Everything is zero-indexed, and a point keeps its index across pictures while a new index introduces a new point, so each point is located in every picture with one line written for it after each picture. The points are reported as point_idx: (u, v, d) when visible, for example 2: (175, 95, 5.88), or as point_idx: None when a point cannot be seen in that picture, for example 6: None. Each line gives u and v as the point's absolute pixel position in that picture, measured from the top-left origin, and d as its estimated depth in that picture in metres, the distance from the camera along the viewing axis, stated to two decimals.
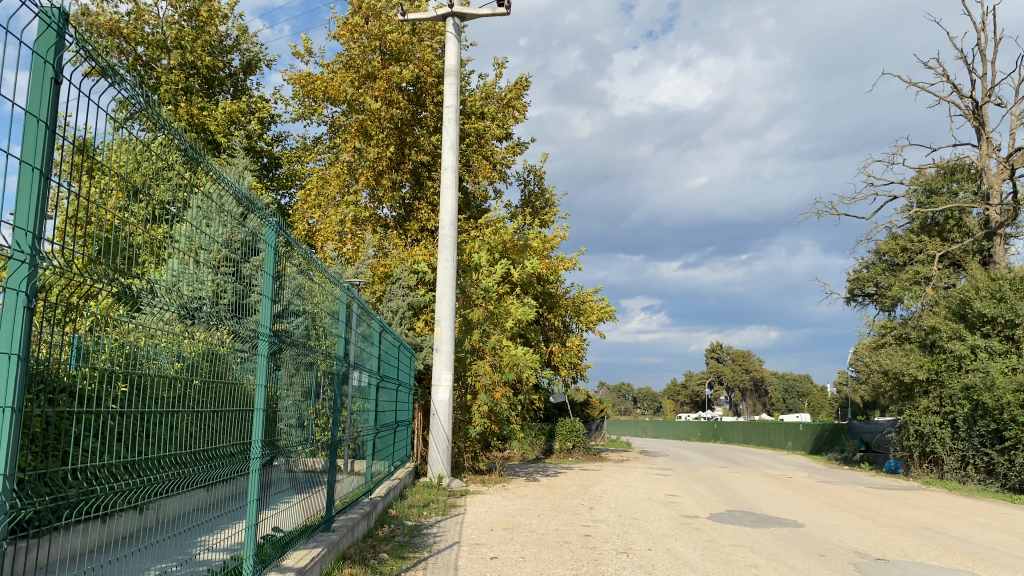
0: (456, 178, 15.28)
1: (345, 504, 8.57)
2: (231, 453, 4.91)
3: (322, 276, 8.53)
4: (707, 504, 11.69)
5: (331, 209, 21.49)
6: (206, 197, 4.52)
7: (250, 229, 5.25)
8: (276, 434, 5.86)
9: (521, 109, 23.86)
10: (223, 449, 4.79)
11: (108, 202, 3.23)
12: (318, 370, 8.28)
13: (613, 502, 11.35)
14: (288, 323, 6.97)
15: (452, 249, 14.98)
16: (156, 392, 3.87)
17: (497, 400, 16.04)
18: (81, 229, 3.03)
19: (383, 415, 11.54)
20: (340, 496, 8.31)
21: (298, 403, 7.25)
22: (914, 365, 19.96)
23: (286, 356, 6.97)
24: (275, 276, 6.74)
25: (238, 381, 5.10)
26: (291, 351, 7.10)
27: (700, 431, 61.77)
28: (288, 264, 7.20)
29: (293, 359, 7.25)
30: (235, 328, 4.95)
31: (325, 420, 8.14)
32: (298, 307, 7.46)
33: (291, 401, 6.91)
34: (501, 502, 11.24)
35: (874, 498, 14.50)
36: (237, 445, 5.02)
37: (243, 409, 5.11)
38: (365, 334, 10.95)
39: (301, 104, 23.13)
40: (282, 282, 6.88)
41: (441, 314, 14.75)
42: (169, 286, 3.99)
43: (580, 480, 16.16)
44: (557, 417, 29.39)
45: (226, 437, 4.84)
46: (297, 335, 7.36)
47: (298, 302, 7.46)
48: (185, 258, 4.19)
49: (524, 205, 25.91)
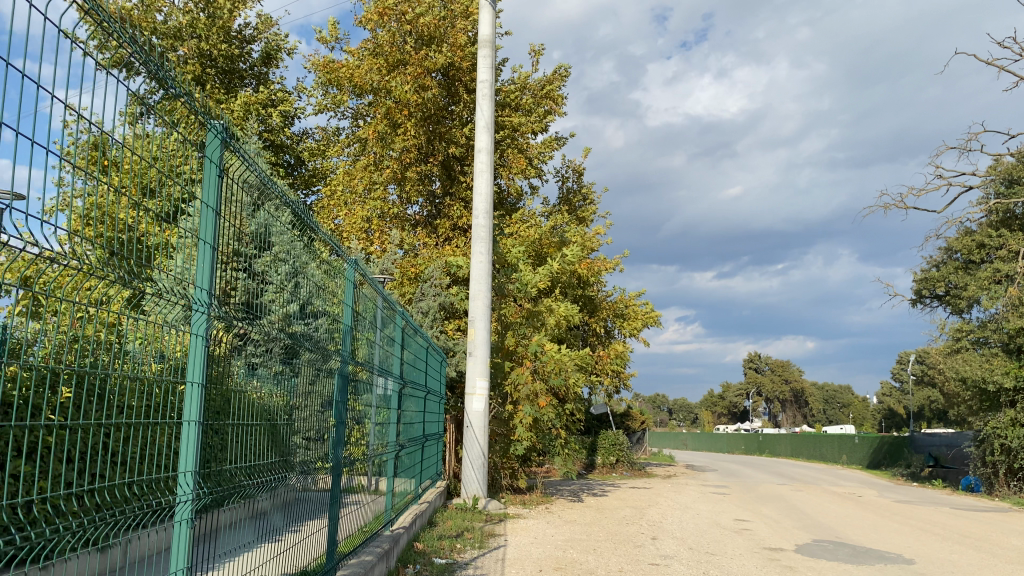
0: (492, 161, 13.74)
1: (359, 541, 7.06)
2: (237, 477, 3.66)
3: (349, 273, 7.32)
4: (787, 532, 10.06)
5: (356, 205, 20.19)
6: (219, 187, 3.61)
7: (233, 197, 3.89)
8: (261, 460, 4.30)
9: (559, 100, 22.37)
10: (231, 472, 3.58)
11: (124, 197, 2.59)
12: (342, 379, 6.94)
13: (679, 532, 9.72)
14: (304, 323, 5.63)
15: (487, 241, 13.39)
16: (162, 403, 2.88)
17: (541, 409, 14.51)
18: (87, 222, 2.42)
19: (410, 428, 10.06)
20: (349, 533, 6.75)
21: (313, 414, 5.92)
22: (999, 371, 18.08)
23: (300, 359, 5.60)
24: (296, 267, 5.40)
25: (240, 389, 3.82)
26: (306, 353, 5.75)
27: (744, 444, 59.54)
28: (309, 250, 5.90)
29: (313, 364, 5.97)
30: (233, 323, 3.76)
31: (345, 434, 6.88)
32: (322, 303, 6.19)
33: (300, 414, 5.50)
34: (547, 529, 9.68)
35: (973, 523, 12.73)
36: (248, 466, 3.84)
37: (246, 422, 3.81)
38: (393, 337, 9.55)
39: (325, 94, 21.92)
40: (300, 274, 5.52)
41: (475, 313, 13.19)
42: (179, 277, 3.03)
43: (631, 500, 14.52)
44: (599, 429, 27.72)
45: (235, 463, 3.63)
46: (317, 338, 6.05)
47: (323, 299, 6.21)
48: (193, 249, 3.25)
49: (562, 202, 24.42)
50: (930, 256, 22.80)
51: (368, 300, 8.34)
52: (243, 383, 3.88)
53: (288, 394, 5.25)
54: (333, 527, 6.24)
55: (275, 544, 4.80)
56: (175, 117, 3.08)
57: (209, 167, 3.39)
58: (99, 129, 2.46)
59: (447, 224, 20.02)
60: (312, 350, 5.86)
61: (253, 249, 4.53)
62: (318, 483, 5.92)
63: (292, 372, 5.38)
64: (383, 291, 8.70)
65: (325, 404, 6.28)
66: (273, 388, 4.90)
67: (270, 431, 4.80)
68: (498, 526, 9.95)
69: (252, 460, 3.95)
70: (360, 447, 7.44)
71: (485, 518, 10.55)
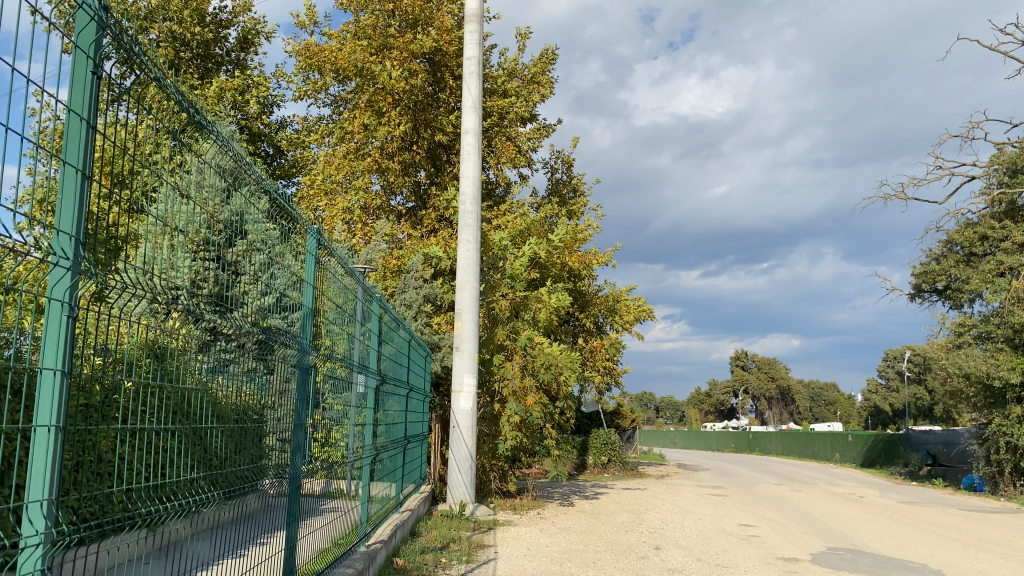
0: (479, 144, 12.90)
1: (331, 559, 6.31)
2: (179, 491, 3.07)
3: (328, 262, 6.69)
4: (799, 540, 9.38)
5: (338, 195, 19.34)
6: (180, 165, 3.24)
7: (183, 185, 3.26)
8: (218, 467, 3.65)
9: (548, 86, 21.61)
10: (179, 480, 3.08)
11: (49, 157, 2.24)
12: (317, 376, 6.28)
13: (683, 540, 8.98)
14: (279, 317, 4.99)
15: (474, 228, 12.56)
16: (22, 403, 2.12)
17: (529, 408, 13.74)
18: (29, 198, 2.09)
19: (391, 428, 9.29)
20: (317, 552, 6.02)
21: (287, 414, 5.26)
22: (1005, 367, 17.54)
23: (276, 356, 4.98)
24: (271, 254, 4.75)
25: (197, 386, 3.30)
26: (282, 349, 5.13)
27: (734, 442, 58.99)
28: (283, 234, 5.24)
29: (289, 361, 5.37)
30: (199, 311, 3.44)
31: (323, 434, 6.30)
32: (299, 295, 5.56)
33: (273, 414, 4.87)
34: (540, 538, 8.91)
35: (989, 528, 12.08)
36: (194, 469, 3.29)
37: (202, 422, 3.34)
38: (374, 331, 8.80)
39: (304, 81, 21.08)
40: (276, 265, 4.84)
41: (463, 305, 12.40)
42: (138, 269, 2.72)
43: (627, 502, 13.80)
44: (589, 428, 26.98)
45: (174, 468, 3.05)
46: (292, 335, 5.40)
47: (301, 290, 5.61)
48: (159, 238, 2.93)
49: (551, 194, 23.68)
50: (929, 249, 22.17)
51: (347, 292, 7.59)
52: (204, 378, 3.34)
53: (262, 392, 4.60)
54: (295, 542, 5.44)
55: (245, 557, 4.17)
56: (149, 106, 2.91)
57: (82, 61, 2.45)
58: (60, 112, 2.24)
59: (432, 214, 19.18)
60: (289, 345, 5.27)
61: (226, 238, 3.78)
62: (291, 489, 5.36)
63: (266, 369, 4.74)
64: (363, 282, 7.95)
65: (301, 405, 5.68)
66: (245, 385, 4.24)
67: (241, 433, 4.17)
68: (486, 534, 9.17)
69: (200, 462, 3.36)
70: (338, 449, 6.77)
71: (473, 526, 9.76)
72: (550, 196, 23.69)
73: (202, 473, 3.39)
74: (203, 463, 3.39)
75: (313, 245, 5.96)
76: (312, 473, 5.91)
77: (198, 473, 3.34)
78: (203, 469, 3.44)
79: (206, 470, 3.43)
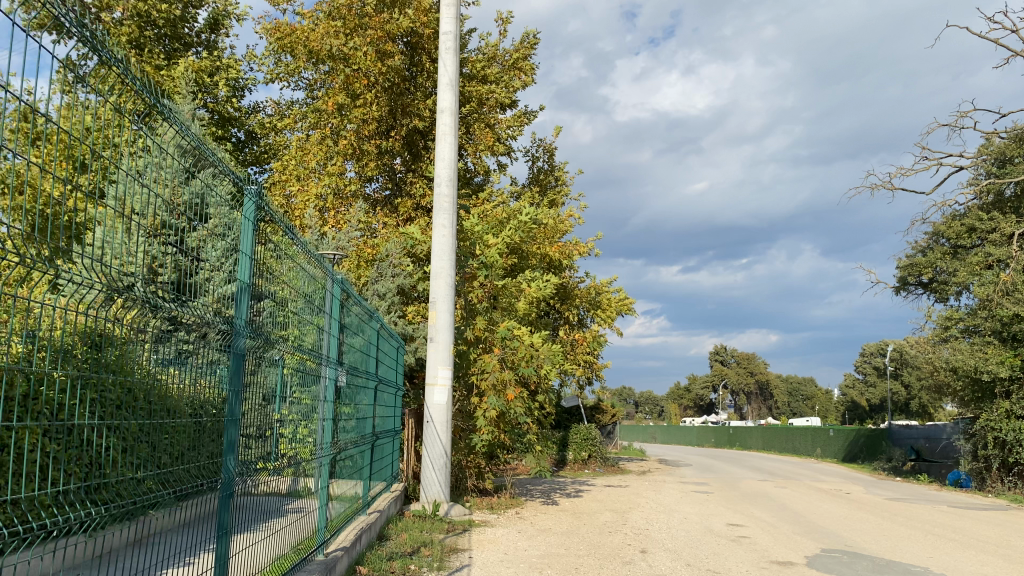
0: (456, 124, 12.28)
1: (293, 564, 5.90)
2: (119, 492, 3.09)
3: (292, 246, 6.31)
4: (791, 541, 8.92)
5: (311, 181, 18.66)
6: (142, 147, 3.28)
7: (151, 164, 3.36)
8: (174, 466, 3.61)
9: (529, 72, 21.05)
10: (121, 482, 3.10)
11: None
12: (281, 369, 5.91)
13: (670, 542, 8.46)
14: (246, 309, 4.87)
15: (450, 213, 11.95)
16: None
17: (509, 402, 13.16)
18: None
19: (361, 423, 8.77)
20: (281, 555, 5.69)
21: (251, 408, 5.11)
22: (994, 361, 17.20)
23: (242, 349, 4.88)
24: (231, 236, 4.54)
25: (154, 381, 3.30)
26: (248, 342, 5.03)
27: (714, 437, 58.70)
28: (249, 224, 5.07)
29: (256, 353, 5.25)
30: (154, 299, 3.39)
31: (287, 430, 5.91)
32: (263, 286, 5.41)
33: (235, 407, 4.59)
34: (518, 541, 8.35)
35: (983, 525, 11.71)
36: (142, 467, 3.24)
37: (154, 420, 3.33)
38: (345, 322, 8.28)
39: (277, 63, 20.41)
40: (241, 253, 4.72)
41: (437, 294, 11.80)
42: (95, 256, 2.85)
43: (610, 500, 13.32)
44: (570, 423, 26.49)
45: (117, 468, 3.05)
46: (256, 323, 5.17)
47: (265, 279, 5.47)
48: (116, 222, 3.01)
49: (533, 183, 23.11)
50: (916, 241, 21.77)
51: (316, 280, 7.10)
52: (155, 368, 3.31)
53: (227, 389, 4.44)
54: (250, 546, 5.10)
55: (201, 562, 4.04)
56: (109, 89, 3.01)
57: None
58: (30, 95, 2.35)
59: (409, 202, 18.52)
60: (254, 338, 5.15)
61: (188, 222, 3.69)
62: (258, 486, 5.20)
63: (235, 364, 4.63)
64: (333, 271, 7.45)
65: (265, 398, 5.47)
66: (212, 378, 4.12)
67: (213, 427, 4.11)
68: (461, 537, 8.59)
69: (150, 461, 3.31)
70: (305, 445, 6.39)
71: (447, 528, 9.18)
72: (531, 185, 23.14)
73: (155, 475, 3.36)
74: (155, 462, 3.36)
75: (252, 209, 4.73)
76: (270, 471, 5.45)
77: (148, 472, 3.31)
78: (158, 467, 3.42)
79: (158, 468, 3.40)
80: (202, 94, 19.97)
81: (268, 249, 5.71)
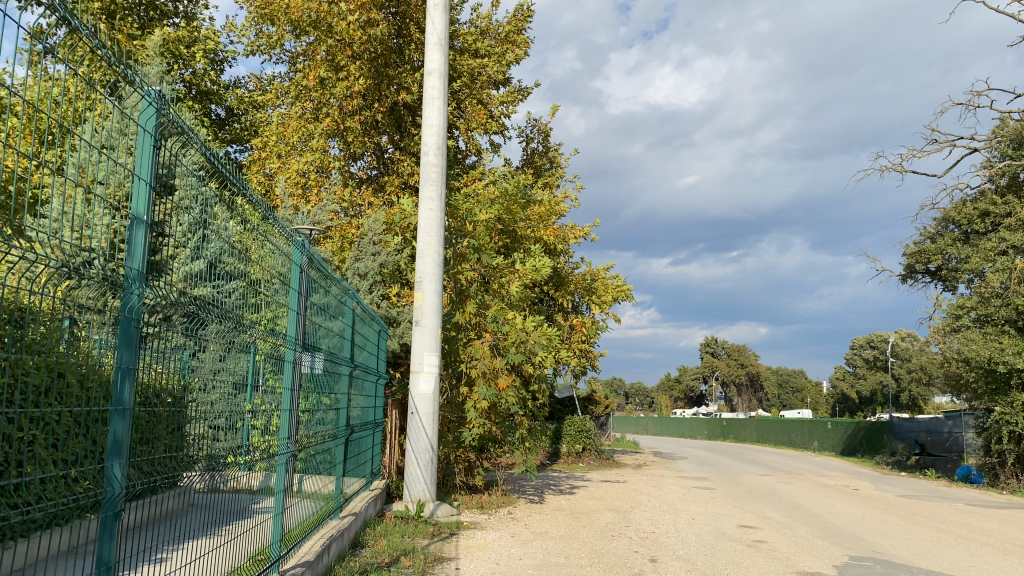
0: (445, 87, 11.30)
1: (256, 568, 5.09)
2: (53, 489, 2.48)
3: (268, 223, 5.47)
4: (815, 547, 8.05)
5: (292, 159, 17.72)
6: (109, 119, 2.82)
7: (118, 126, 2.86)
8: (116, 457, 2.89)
9: (524, 46, 20.16)
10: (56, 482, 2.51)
11: None
12: (254, 354, 5.10)
13: (682, 549, 7.57)
14: (205, 288, 4.08)
15: (438, 184, 10.99)
16: None
17: (501, 392, 12.22)
18: None
19: (338, 415, 7.85)
20: (238, 559, 4.80)
21: (219, 397, 4.39)
22: (1010, 351, 16.39)
23: (206, 331, 4.16)
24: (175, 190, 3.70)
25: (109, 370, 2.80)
26: (214, 325, 4.30)
27: (707, 429, 58.10)
28: (206, 190, 4.21)
29: (223, 337, 4.50)
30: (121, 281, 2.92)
31: (258, 424, 5.13)
32: (235, 263, 4.61)
33: (192, 396, 3.91)
34: (511, 548, 7.45)
35: (1010, 526, 10.91)
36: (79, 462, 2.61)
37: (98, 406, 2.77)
38: (322, 305, 7.32)
39: (257, 34, 19.47)
40: (206, 227, 4.07)
41: (423, 273, 10.82)
42: (63, 227, 2.48)
43: (608, 497, 12.44)
44: (563, 414, 25.65)
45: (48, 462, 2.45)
46: (221, 306, 4.39)
47: (237, 259, 4.66)
48: (78, 192, 2.53)
49: (525, 164, 22.17)
50: (925, 227, 20.98)
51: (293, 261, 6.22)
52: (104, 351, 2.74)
53: (182, 372, 3.75)
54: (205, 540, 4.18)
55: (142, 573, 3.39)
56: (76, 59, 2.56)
57: None
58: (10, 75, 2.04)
59: (395, 181, 17.61)
60: (221, 320, 4.39)
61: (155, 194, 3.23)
62: (225, 483, 4.46)
63: (192, 348, 3.96)
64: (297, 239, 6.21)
65: (235, 386, 4.69)
66: (149, 360, 3.42)
67: (123, 424, 2.91)
68: (447, 543, 7.68)
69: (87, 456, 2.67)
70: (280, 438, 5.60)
71: (432, 532, 8.26)
72: (524, 167, 22.20)
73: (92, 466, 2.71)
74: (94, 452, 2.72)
75: (147, 114, 3.12)
76: (236, 465, 4.64)
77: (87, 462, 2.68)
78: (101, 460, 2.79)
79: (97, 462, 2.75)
80: (178, 65, 19.00)
81: (243, 226, 4.88)
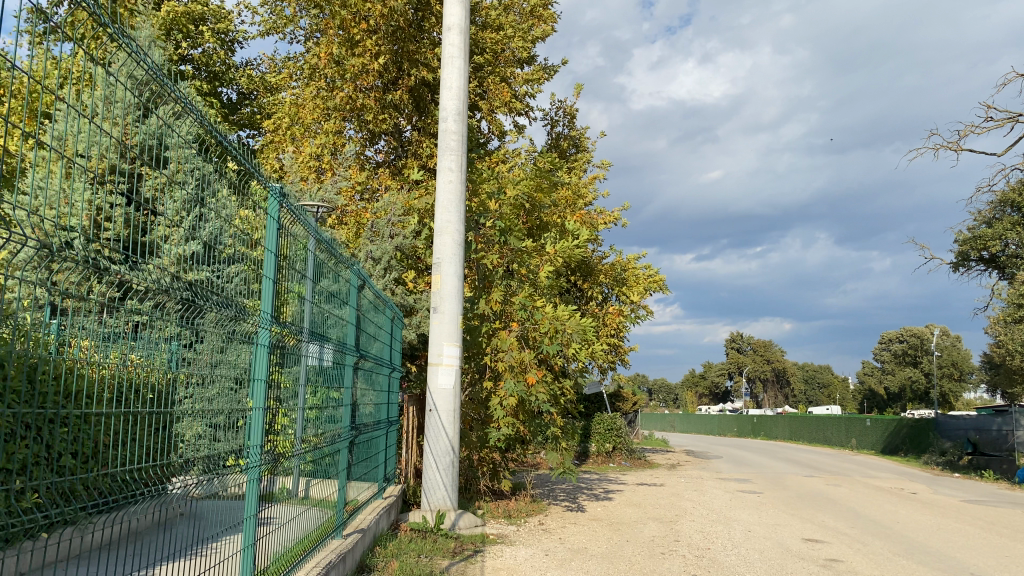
0: (465, 45, 10.18)
1: None
2: None
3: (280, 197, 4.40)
4: (901, 568, 6.87)
5: (307, 141, 16.70)
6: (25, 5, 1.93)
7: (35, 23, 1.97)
8: None
9: (551, 21, 19.04)
10: None
11: None
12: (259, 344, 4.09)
13: (747, 571, 6.44)
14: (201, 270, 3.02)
15: (458, 154, 9.90)
16: None
17: (530, 388, 11.12)
18: None
19: (347, 415, 6.80)
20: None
21: (220, 395, 3.40)
22: None
23: (205, 320, 3.16)
24: (164, 136, 2.71)
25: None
26: (215, 313, 3.27)
27: (736, 427, 56.63)
28: (210, 167, 3.21)
29: (226, 326, 3.48)
30: (95, 259, 2.29)
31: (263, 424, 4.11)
32: (240, 244, 3.58)
33: (180, 395, 2.91)
34: (547, 569, 6.36)
35: None
36: None
37: None
38: (332, 290, 6.27)
39: (270, 11, 18.60)
40: (207, 200, 3.06)
41: (441, 254, 9.72)
42: None
43: (647, 503, 11.31)
44: (592, 411, 24.52)
45: None
46: (223, 287, 3.36)
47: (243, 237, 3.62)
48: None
49: (552, 148, 21.02)
50: (980, 212, 19.55)
51: (301, 238, 5.16)
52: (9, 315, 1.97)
53: (168, 366, 2.80)
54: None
55: None
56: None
57: None
58: None
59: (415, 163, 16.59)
60: (224, 308, 3.36)
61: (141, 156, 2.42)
62: (225, 489, 3.49)
63: (186, 339, 2.96)
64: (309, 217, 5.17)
65: (237, 381, 3.67)
66: (124, 352, 2.51)
67: None
68: (470, 564, 6.60)
69: None
70: (286, 437, 4.61)
71: (452, 549, 7.19)
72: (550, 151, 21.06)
73: None
74: None
75: None
76: (234, 471, 3.63)
77: None
78: None
79: None
80: (187, 45, 18.16)
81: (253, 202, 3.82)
